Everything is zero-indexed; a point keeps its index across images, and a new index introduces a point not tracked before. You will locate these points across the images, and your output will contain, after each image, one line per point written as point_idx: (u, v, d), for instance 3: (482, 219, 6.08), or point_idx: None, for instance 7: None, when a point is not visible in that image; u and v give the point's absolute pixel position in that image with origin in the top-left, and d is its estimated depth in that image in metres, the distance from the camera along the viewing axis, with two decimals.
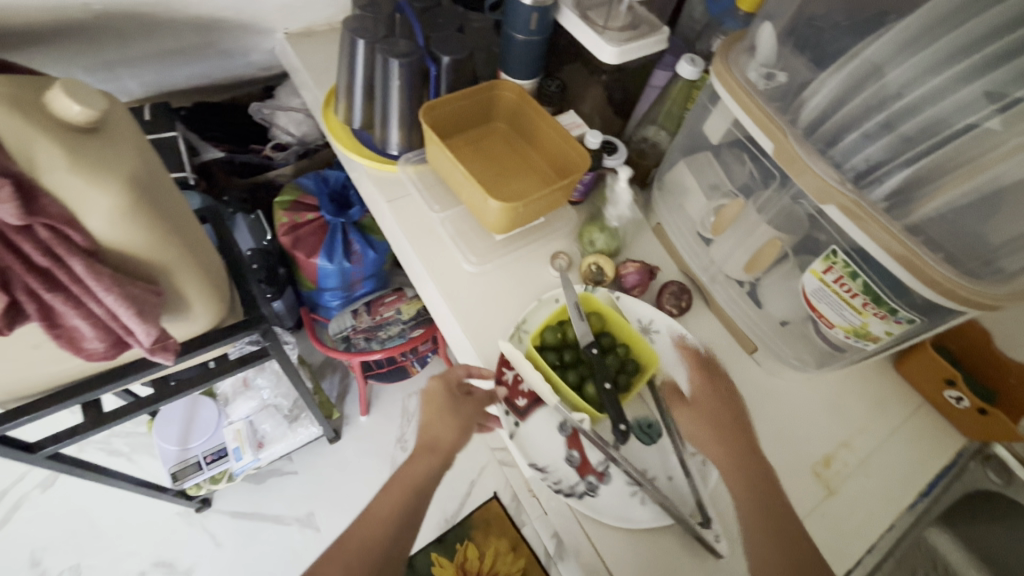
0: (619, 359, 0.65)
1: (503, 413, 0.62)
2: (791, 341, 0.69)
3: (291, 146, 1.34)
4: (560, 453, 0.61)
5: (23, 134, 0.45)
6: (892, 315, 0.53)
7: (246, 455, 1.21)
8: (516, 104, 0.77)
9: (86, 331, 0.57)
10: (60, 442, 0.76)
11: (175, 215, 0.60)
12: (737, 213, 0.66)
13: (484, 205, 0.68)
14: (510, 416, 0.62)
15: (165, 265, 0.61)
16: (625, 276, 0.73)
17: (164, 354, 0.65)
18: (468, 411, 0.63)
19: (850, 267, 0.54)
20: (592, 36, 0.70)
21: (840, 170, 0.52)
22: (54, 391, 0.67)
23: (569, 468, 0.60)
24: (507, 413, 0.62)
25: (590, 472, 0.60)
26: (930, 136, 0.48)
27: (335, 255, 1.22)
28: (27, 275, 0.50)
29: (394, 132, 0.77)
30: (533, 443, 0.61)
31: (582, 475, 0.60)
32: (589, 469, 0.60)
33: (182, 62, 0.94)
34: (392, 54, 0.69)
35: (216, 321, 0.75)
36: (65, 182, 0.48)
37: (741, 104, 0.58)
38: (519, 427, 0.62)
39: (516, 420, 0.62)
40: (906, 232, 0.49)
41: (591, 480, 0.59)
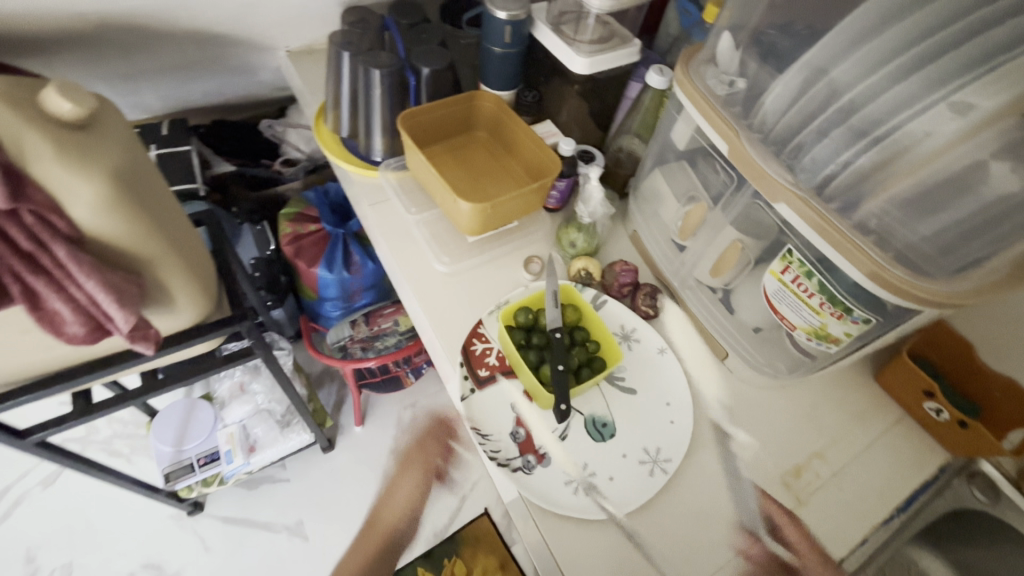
0: (587, 352, 0.66)
1: (464, 376, 0.64)
2: (763, 348, 0.69)
3: (301, 162, 1.40)
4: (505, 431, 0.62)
5: (13, 126, 0.49)
6: (848, 314, 0.53)
7: (237, 458, 1.22)
8: (494, 113, 0.80)
9: (66, 315, 0.59)
10: (46, 431, 0.78)
11: (159, 210, 0.63)
12: (703, 216, 0.67)
13: (456, 207, 0.70)
14: (468, 382, 0.64)
15: (149, 258, 0.64)
16: (615, 276, 0.74)
17: (144, 344, 0.67)
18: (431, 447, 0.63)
19: (805, 266, 0.54)
20: (563, 48, 0.73)
21: (793, 170, 0.53)
22: (46, 377, 0.70)
23: (511, 443, 0.61)
24: (466, 376, 0.64)
25: (530, 451, 0.61)
26: (870, 133, 0.48)
27: (334, 264, 1.25)
28: (13, 259, 0.54)
29: (378, 139, 0.80)
30: (481, 412, 0.63)
31: (522, 453, 0.61)
32: (531, 449, 0.61)
33: (194, 77, 1.00)
34: (374, 64, 0.73)
35: (201, 316, 0.78)
36: (52, 173, 0.52)
37: (699, 110, 0.59)
38: (473, 394, 0.63)
39: (472, 388, 0.64)
40: (854, 230, 0.49)
41: (529, 459, 0.60)
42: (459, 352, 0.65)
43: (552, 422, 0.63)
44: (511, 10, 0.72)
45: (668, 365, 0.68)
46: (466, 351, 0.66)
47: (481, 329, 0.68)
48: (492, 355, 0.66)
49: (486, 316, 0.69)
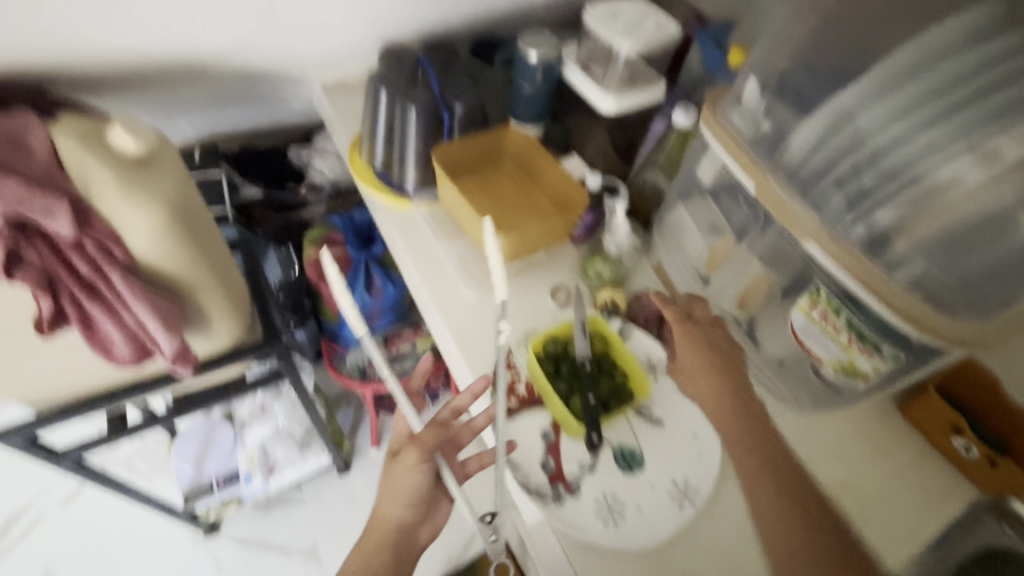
0: (615, 383, 0.66)
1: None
2: (790, 380, 0.69)
3: (325, 187, 1.42)
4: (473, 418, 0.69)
5: (84, 162, 0.53)
6: (877, 351, 0.54)
7: (256, 480, 1.24)
8: (523, 147, 0.83)
9: (116, 339, 0.61)
10: (81, 449, 0.80)
11: (205, 237, 0.66)
12: (729, 250, 0.70)
13: (488, 239, 0.73)
14: None
15: (193, 282, 0.67)
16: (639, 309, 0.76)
17: (184, 366, 0.69)
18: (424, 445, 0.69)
19: (833, 303, 0.55)
20: (592, 87, 0.76)
21: (820, 210, 0.54)
22: (87, 397, 0.73)
23: (542, 473, 0.62)
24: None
25: (560, 481, 0.62)
26: (900, 177, 0.50)
27: (357, 286, 1.28)
28: (72, 288, 0.56)
29: (410, 170, 0.83)
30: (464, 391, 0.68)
31: (552, 482, 0.62)
32: (561, 479, 0.62)
33: (232, 106, 1.04)
34: (410, 100, 0.77)
35: (236, 339, 0.81)
36: (114, 202, 0.55)
37: (727, 149, 0.62)
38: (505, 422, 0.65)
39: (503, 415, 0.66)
40: (885, 269, 0.50)
41: (560, 490, 0.61)
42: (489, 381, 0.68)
43: (581, 452, 0.64)
44: (542, 51, 0.77)
45: (695, 396, 0.69)
46: (496, 380, 0.68)
47: (510, 358, 0.70)
48: (520, 383, 0.68)
49: (515, 344, 0.72)
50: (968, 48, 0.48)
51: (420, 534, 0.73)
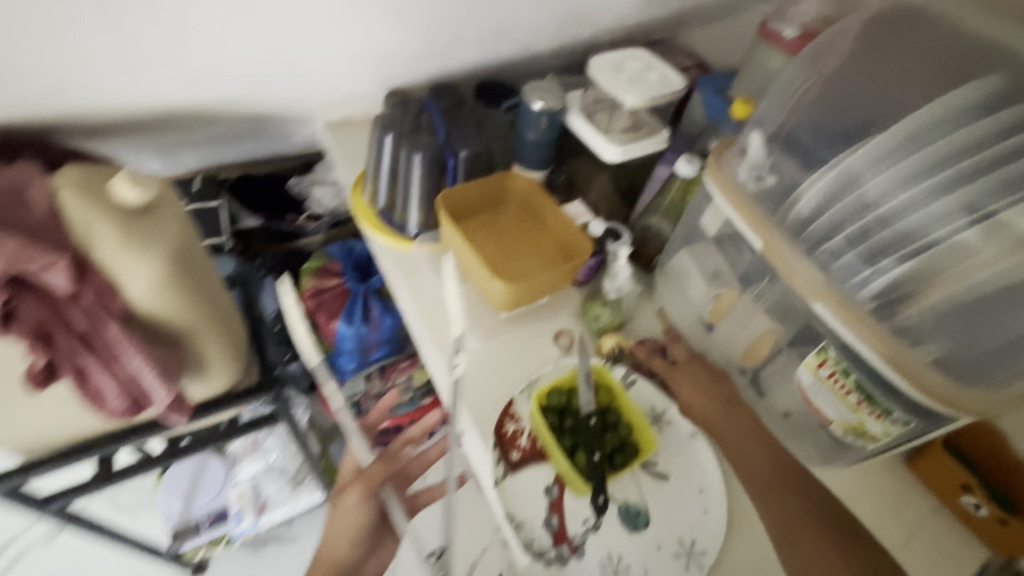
0: (620, 437, 0.65)
1: (496, 460, 0.64)
2: (796, 434, 0.68)
3: (323, 217, 1.41)
4: (422, 451, 0.87)
5: (84, 216, 0.52)
6: (887, 415, 0.53)
7: (247, 519, 1.20)
8: (526, 192, 0.83)
9: (110, 391, 0.60)
10: (70, 497, 0.78)
11: (205, 285, 0.65)
12: (735, 301, 0.69)
13: (491, 287, 0.72)
14: (501, 466, 0.64)
15: (192, 330, 0.66)
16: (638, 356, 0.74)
17: (178, 415, 0.68)
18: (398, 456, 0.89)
19: (842, 364, 0.54)
20: (595, 136, 0.76)
21: (826, 270, 0.55)
22: (76, 445, 0.71)
23: (546, 532, 0.61)
24: (498, 461, 0.64)
25: (564, 542, 0.60)
26: (909, 243, 0.50)
27: (354, 319, 1.26)
28: (68, 340, 0.55)
29: (414, 213, 0.83)
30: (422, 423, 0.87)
31: (556, 543, 0.60)
32: (564, 538, 0.61)
33: (234, 141, 1.04)
34: (415, 147, 0.78)
35: (232, 383, 0.79)
36: (114, 255, 0.54)
37: (733, 205, 0.61)
38: (506, 478, 0.63)
39: (505, 471, 0.64)
40: (893, 334, 0.51)
41: (563, 550, 0.60)
42: (491, 435, 0.66)
43: (585, 509, 0.62)
44: (548, 101, 0.76)
45: (701, 451, 0.67)
46: (498, 433, 0.66)
47: (513, 409, 0.68)
48: (523, 436, 0.66)
49: (518, 395, 0.69)
50: (967, 125, 0.50)
51: (391, 542, 0.86)
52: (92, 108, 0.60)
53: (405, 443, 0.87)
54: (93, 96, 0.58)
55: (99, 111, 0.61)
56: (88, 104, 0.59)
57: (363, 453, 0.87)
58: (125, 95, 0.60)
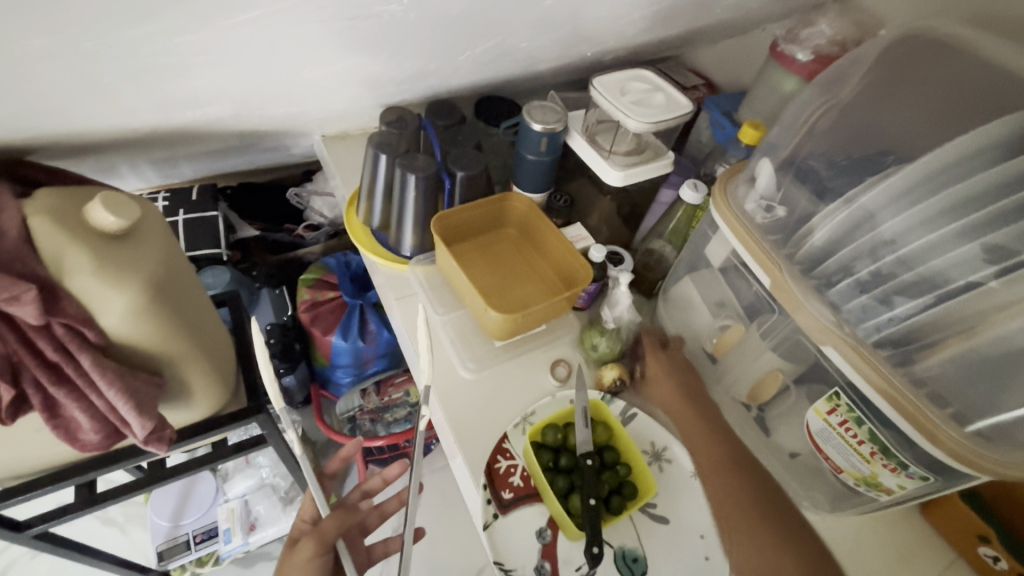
0: (618, 478, 0.62)
1: (487, 500, 0.61)
2: (802, 476, 0.65)
3: (323, 227, 1.40)
4: (383, 502, 0.81)
5: (57, 243, 0.49)
6: (903, 469, 0.50)
7: (236, 538, 1.16)
8: (526, 214, 0.80)
9: (83, 423, 0.57)
10: (49, 522, 0.75)
11: (187, 311, 0.63)
12: (740, 337, 0.66)
13: (486, 315, 0.69)
14: (491, 506, 0.60)
15: (172, 358, 0.63)
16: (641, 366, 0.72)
17: (157, 445, 0.65)
18: (327, 529, 0.68)
19: (854, 412, 0.51)
20: (597, 159, 0.73)
21: (837, 310, 0.52)
22: (54, 472, 0.68)
23: None
24: (489, 501, 0.61)
25: None
26: (929, 289, 0.48)
27: (350, 333, 1.23)
28: (37, 371, 0.53)
29: (408, 234, 0.80)
30: (377, 476, 0.82)
31: None
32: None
33: (230, 153, 1.02)
34: (411, 169, 0.73)
35: (216, 407, 0.76)
36: (86, 284, 0.51)
37: (740, 238, 0.59)
38: (497, 520, 0.60)
39: (495, 512, 0.60)
40: (908, 383, 0.48)
41: None
42: (483, 472, 0.62)
43: (579, 555, 0.59)
44: (548, 122, 0.73)
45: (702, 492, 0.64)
46: (489, 470, 0.63)
47: (506, 444, 0.65)
48: (516, 474, 0.63)
49: (510, 429, 0.66)
50: (993, 164, 0.47)
51: None
52: (71, 129, 0.57)
53: (364, 494, 0.81)
54: (70, 118, 0.55)
55: (79, 130, 0.59)
56: (68, 125, 0.56)
57: (319, 501, 0.68)
58: (106, 116, 0.57)
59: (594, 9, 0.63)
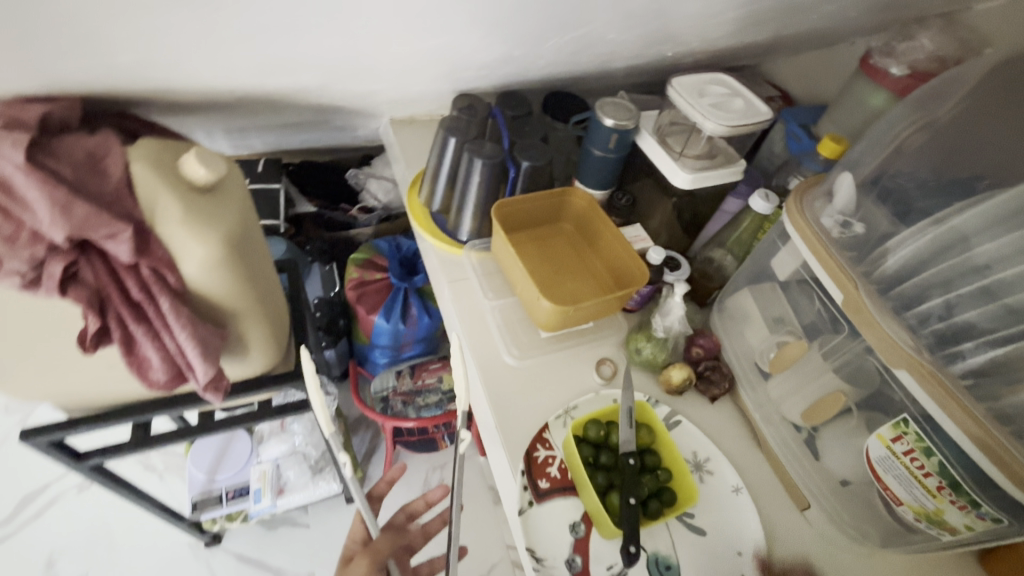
0: (657, 482, 0.61)
1: (524, 486, 0.61)
2: (851, 508, 0.62)
3: (376, 211, 1.43)
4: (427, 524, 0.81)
5: (154, 189, 0.53)
6: (973, 507, 0.47)
7: (265, 499, 1.19)
8: (585, 210, 0.79)
9: (154, 362, 0.60)
10: (104, 455, 0.79)
11: (255, 268, 0.65)
12: (800, 353, 0.63)
13: (538, 304, 0.69)
14: (527, 493, 0.60)
15: (237, 312, 0.66)
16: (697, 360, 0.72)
17: (214, 393, 0.68)
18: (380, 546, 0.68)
19: (923, 442, 0.49)
20: (667, 160, 0.72)
21: (915, 335, 0.50)
22: (117, 407, 0.73)
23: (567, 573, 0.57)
24: (525, 488, 0.61)
25: None
26: (1017, 320, 0.46)
27: (392, 315, 1.26)
28: (121, 306, 0.56)
29: (467, 220, 0.81)
30: (423, 498, 0.83)
31: None
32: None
33: (302, 129, 1.06)
34: (478, 154, 0.75)
35: (268, 366, 0.79)
36: (175, 231, 0.54)
37: (814, 252, 0.56)
38: (532, 507, 0.60)
39: (531, 499, 0.60)
40: (992, 419, 0.45)
41: None
42: (522, 459, 0.62)
43: (611, 553, 0.58)
44: (620, 119, 0.73)
45: (742, 509, 0.63)
46: (528, 458, 0.63)
47: (546, 434, 0.65)
48: (554, 465, 0.63)
49: (552, 421, 0.66)
50: None
51: None
52: (173, 86, 0.61)
53: (411, 515, 0.82)
54: (175, 75, 0.58)
55: (178, 87, 0.62)
56: (171, 81, 0.60)
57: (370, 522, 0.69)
58: (208, 75, 0.60)
59: (683, 8, 0.62)
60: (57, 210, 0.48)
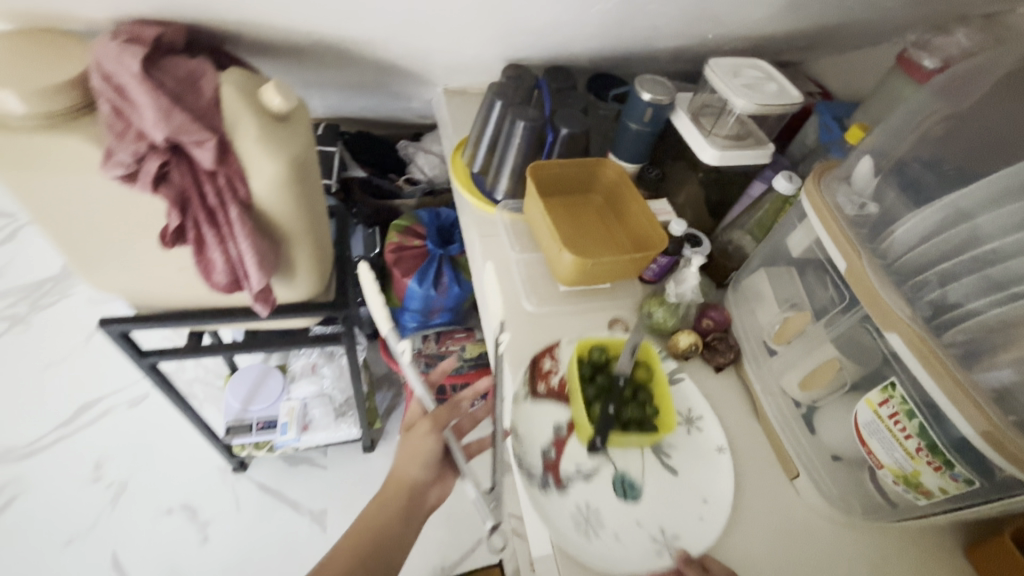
0: (643, 413, 0.65)
1: (523, 382, 0.68)
2: (839, 479, 0.64)
3: (421, 184, 1.51)
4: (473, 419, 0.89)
5: (237, 110, 0.61)
6: (948, 468, 0.50)
7: (291, 432, 1.28)
8: (615, 181, 0.84)
9: (218, 265, 0.69)
10: (161, 356, 0.90)
11: (313, 198, 0.73)
12: (804, 324, 0.67)
13: (559, 257, 0.74)
14: (525, 388, 0.68)
15: (292, 234, 0.74)
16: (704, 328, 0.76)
17: (263, 305, 0.77)
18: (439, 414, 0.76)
19: (907, 405, 0.52)
20: (697, 136, 0.77)
21: (911, 305, 0.52)
22: (178, 312, 0.82)
23: (540, 458, 0.63)
24: (525, 383, 0.68)
25: (552, 473, 0.62)
26: (1004, 289, 0.49)
27: (425, 280, 1.33)
28: (198, 209, 0.65)
29: (504, 180, 0.87)
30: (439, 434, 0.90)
31: (544, 470, 0.62)
32: (554, 470, 0.62)
33: (362, 92, 1.15)
34: (521, 117, 0.81)
35: (311, 293, 0.87)
36: (249, 149, 0.62)
37: (825, 225, 0.59)
38: (525, 401, 0.67)
39: (527, 395, 0.67)
40: (973, 384, 0.47)
41: (549, 479, 0.62)
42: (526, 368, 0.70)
43: (601, 486, 0.62)
44: (657, 94, 0.78)
45: (727, 467, 0.65)
46: (534, 363, 0.70)
47: (555, 350, 0.72)
48: (555, 376, 0.70)
49: (563, 341, 0.72)
50: None
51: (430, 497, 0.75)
52: (259, 26, 0.70)
53: None
54: (262, 15, 0.67)
55: (265, 28, 0.71)
56: (258, 21, 0.68)
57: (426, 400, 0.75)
58: (289, 18, 0.68)
59: None
60: (159, 114, 0.57)
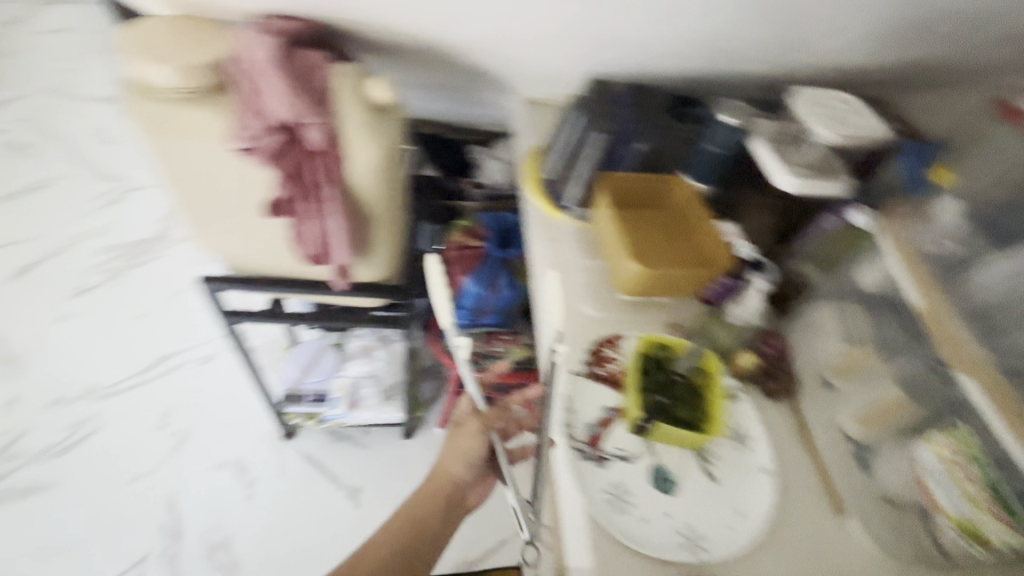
0: (693, 413, 0.69)
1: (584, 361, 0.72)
2: (888, 522, 0.63)
3: (486, 188, 1.55)
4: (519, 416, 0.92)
5: (350, 99, 0.68)
6: (1011, 516, 0.52)
7: (339, 407, 1.34)
8: (684, 199, 0.86)
9: (308, 237, 0.76)
10: (240, 318, 0.98)
11: (399, 185, 0.80)
12: (869, 364, 0.69)
13: (623, 266, 0.77)
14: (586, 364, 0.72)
15: (376, 217, 0.80)
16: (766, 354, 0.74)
17: (340, 279, 0.83)
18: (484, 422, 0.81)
19: (971, 448, 0.55)
20: (773, 161, 0.71)
21: (990, 351, 0.54)
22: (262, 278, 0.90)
23: (585, 430, 0.66)
24: (584, 364, 0.72)
25: (597, 448, 0.65)
26: None
27: (481, 279, 1.38)
28: (299, 184, 0.71)
29: (573, 188, 0.88)
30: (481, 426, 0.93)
31: (588, 443, 0.66)
32: (597, 445, 0.66)
33: (445, 95, 1.21)
34: (599, 130, 0.84)
35: (380, 273, 0.94)
36: (354, 135, 0.69)
37: (904, 262, 0.61)
38: (581, 378, 0.70)
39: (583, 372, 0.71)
40: None
41: (593, 452, 0.65)
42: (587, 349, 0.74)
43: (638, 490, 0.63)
44: (736, 116, 0.79)
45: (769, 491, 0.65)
46: (597, 349, 0.74)
47: (618, 340, 0.75)
48: (614, 364, 0.72)
49: (628, 334, 0.75)
50: None
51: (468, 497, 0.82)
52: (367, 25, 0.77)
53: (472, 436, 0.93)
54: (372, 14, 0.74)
55: (373, 27, 0.78)
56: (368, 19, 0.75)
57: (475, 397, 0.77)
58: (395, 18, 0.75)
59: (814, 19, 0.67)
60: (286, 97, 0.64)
